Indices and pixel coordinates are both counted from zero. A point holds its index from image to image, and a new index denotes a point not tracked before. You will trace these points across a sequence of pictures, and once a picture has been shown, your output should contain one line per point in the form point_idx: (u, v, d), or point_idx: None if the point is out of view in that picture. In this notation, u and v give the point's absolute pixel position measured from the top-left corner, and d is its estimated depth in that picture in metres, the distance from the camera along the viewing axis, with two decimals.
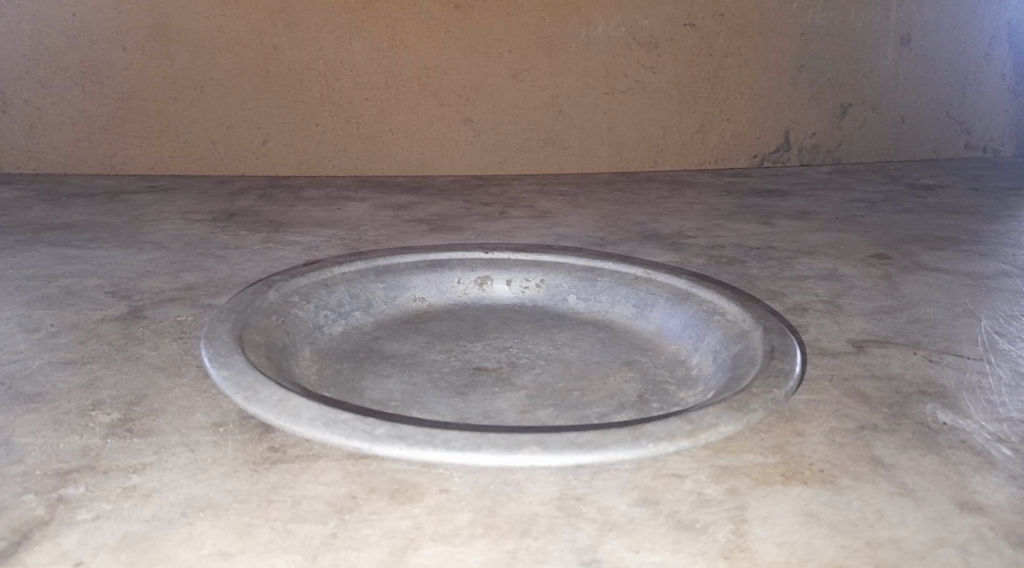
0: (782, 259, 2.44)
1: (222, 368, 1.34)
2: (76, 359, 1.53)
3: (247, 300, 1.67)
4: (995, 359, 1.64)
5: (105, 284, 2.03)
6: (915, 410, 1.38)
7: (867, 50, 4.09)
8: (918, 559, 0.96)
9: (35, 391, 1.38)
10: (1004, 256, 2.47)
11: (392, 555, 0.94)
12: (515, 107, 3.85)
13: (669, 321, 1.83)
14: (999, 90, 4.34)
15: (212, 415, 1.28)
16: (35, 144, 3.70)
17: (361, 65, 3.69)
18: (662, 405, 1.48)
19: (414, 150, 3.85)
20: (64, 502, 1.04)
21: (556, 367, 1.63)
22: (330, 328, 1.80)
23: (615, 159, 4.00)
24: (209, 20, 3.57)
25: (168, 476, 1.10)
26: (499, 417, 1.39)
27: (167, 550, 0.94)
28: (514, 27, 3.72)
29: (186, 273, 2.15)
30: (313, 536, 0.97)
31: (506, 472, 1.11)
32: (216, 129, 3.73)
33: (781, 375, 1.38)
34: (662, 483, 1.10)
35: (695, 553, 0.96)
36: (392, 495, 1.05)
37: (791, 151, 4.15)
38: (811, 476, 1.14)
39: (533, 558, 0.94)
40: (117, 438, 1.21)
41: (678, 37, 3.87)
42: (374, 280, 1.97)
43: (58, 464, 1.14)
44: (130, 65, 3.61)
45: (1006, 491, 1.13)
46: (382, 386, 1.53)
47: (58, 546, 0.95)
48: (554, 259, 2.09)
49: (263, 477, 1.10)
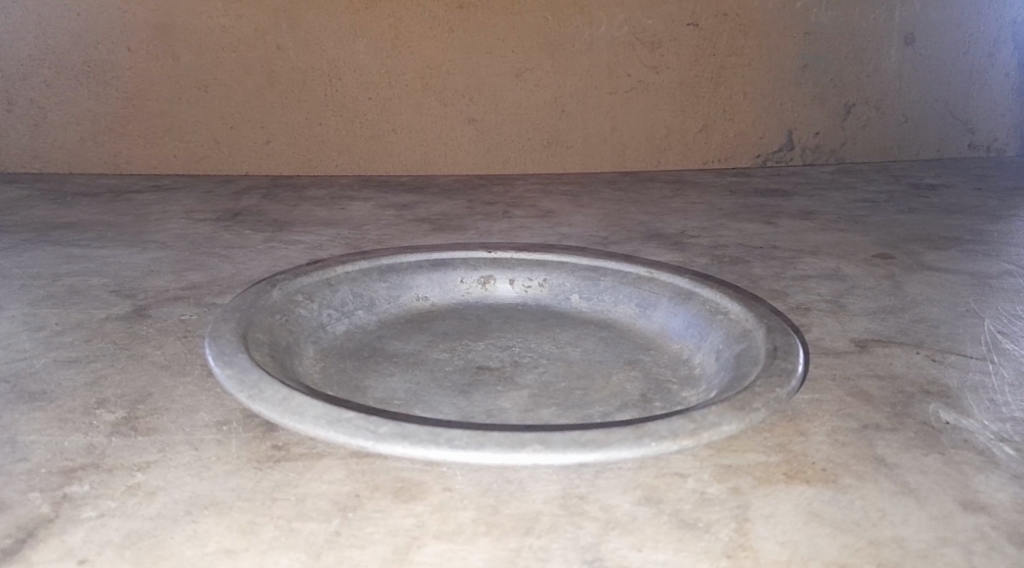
0: (785, 258, 2.43)
1: (226, 367, 1.35)
2: (80, 358, 1.54)
3: (251, 299, 1.68)
4: (998, 359, 1.64)
5: (109, 283, 2.04)
6: (918, 409, 1.38)
7: (871, 50, 4.08)
8: (921, 558, 0.96)
9: (40, 390, 1.38)
10: (1008, 256, 2.47)
11: (396, 552, 0.94)
12: (518, 107, 3.85)
13: (671, 320, 1.83)
14: (1003, 90, 4.34)
15: (216, 414, 1.28)
16: (39, 144, 3.71)
17: (364, 64, 3.70)
18: (665, 404, 1.48)
19: (417, 149, 3.86)
20: (69, 500, 1.04)
21: (559, 366, 1.63)
22: (333, 327, 1.80)
23: (618, 158, 4.00)
24: (212, 20, 3.58)
25: (172, 474, 1.11)
26: (502, 416, 1.40)
27: (171, 547, 0.94)
28: (517, 27, 3.72)
29: (190, 272, 2.15)
30: (317, 534, 0.97)
31: (509, 470, 1.12)
32: (220, 128, 3.73)
33: (785, 375, 1.38)
34: (665, 482, 1.10)
35: (697, 552, 0.96)
36: (396, 493, 1.06)
37: (795, 150, 4.15)
38: (814, 476, 1.14)
39: (536, 557, 0.94)
40: (121, 436, 1.21)
41: (681, 37, 3.87)
42: (378, 279, 1.97)
43: (63, 462, 1.14)
44: (133, 65, 3.62)
45: (1009, 491, 1.13)
46: (385, 385, 1.53)
47: (64, 543, 0.95)
48: (557, 258, 2.09)
49: (267, 475, 1.10)
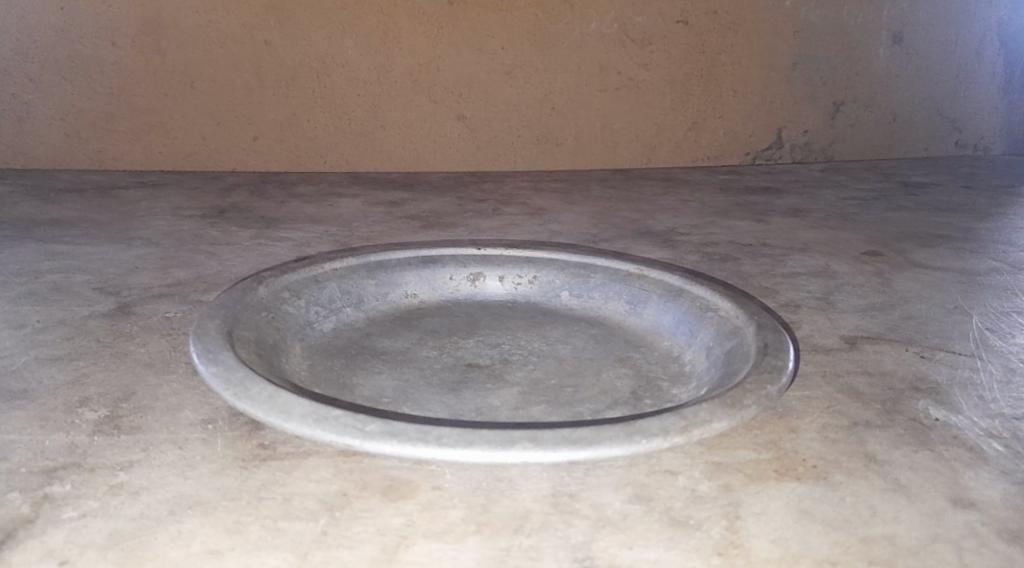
0: (774, 256, 2.43)
1: (211, 364, 1.33)
2: (63, 355, 1.51)
3: (237, 296, 1.66)
4: (986, 355, 1.64)
5: (93, 280, 2.01)
6: (908, 406, 1.38)
7: (860, 48, 4.09)
8: (913, 555, 0.96)
9: (21, 388, 1.36)
10: (996, 254, 2.47)
11: (384, 552, 0.93)
12: (508, 104, 3.84)
13: (662, 317, 1.83)
14: (990, 89, 4.36)
15: (201, 413, 1.26)
16: (23, 139, 3.66)
17: (353, 61, 3.67)
18: (655, 402, 1.47)
19: (407, 147, 3.84)
20: (50, 500, 1.02)
21: (550, 363, 1.62)
22: (321, 325, 1.79)
23: (608, 156, 4.00)
24: (200, 14, 3.54)
25: (156, 473, 1.09)
26: (492, 414, 1.39)
27: (155, 548, 0.93)
28: (507, 24, 3.71)
29: (176, 269, 2.13)
30: (303, 533, 0.96)
31: (499, 469, 1.10)
32: (207, 125, 3.70)
33: (775, 372, 1.37)
34: (657, 479, 1.10)
35: (688, 550, 0.95)
36: (384, 492, 1.04)
37: (784, 148, 4.15)
38: (805, 473, 1.14)
39: (527, 556, 0.93)
40: (104, 435, 1.19)
41: (671, 34, 3.87)
42: (366, 276, 1.96)
43: (44, 461, 1.12)
44: (120, 60, 3.58)
45: (999, 487, 1.13)
46: (374, 383, 1.51)
47: (44, 544, 0.93)
48: (548, 255, 2.07)
49: (253, 474, 1.08)
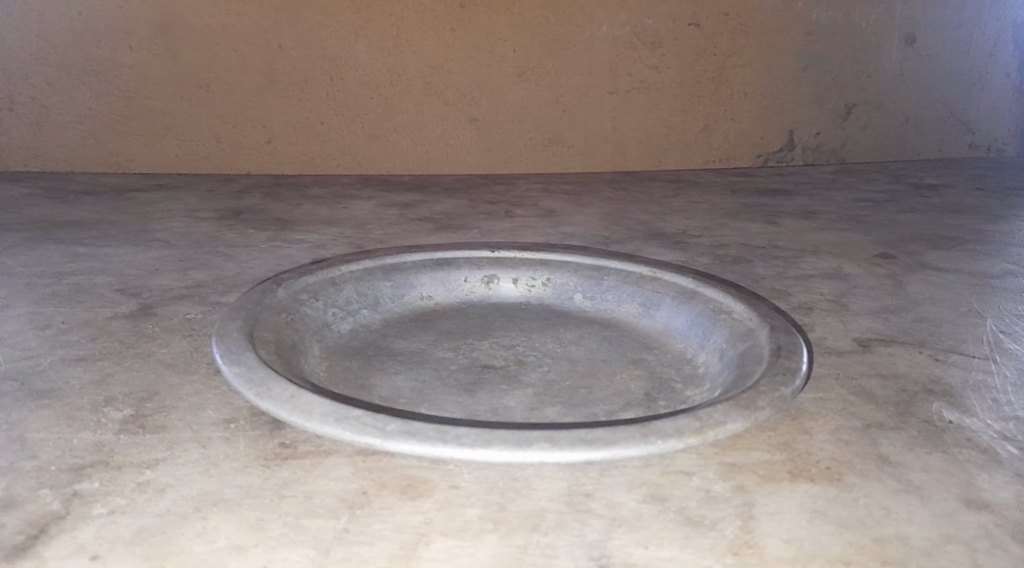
0: (787, 258, 2.44)
1: (233, 364, 1.36)
2: (87, 356, 1.54)
3: (257, 297, 1.68)
4: (1000, 358, 1.65)
5: (114, 282, 2.04)
6: (921, 409, 1.39)
7: (872, 50, 4.09)
8: (926, 555, 0.97)
9: (47, 388, 1.39)
10: (1010, 256, 2.47)
11: (404, 548, 0.95)
12: (520, 106, 3.86)
13: (675, 320, 1.84)
14: (1004, 90, 4.35)
15: (223, 412, 1.29)
16: (41, 142, 3.70)
17: (366, 64, 3.70)
18: (669, 403, 1.49)
19: (419, 149, 3.86)
20: (79, 497, 1.05)
21: (563, 365, 1.64)
22: (338, 326, 1.81)
23: (619, 157, 4.01)
24: (215, 19, 3.58)
25: (180, 471, 1.11)
26: (508, 414, 1.41)
27: (181, 543, 0.95)
28: (519, 27, 3.73)
29: (195, 271, 2.16)
30: (325, 530, 0.98)
31: (515, 469, 1.12)
32: (221, 128, 3.74)
33: (789, 374, 1.39)
34: (671, 480, 1.11)
35: (702, 548, 0.97)
36: (403, 491, 1.06)
37: (796, 151, 4.16)
38: (818, 474, 1.15)
39: (544, 554, 0.95)
40: (129, 434, 1.22)
41: (682, 37, 3.88)
42: (383, 278, 1.98)
43: (71, 459, 1.15)
44: (136, 64, 3.62)
45: (1013, 489, 1.14)
46: (392, 383, 1.53)
47: (75, 539, 0.96)
48: (561, 258, 2.09)
49: (274, 472, 1.11)
